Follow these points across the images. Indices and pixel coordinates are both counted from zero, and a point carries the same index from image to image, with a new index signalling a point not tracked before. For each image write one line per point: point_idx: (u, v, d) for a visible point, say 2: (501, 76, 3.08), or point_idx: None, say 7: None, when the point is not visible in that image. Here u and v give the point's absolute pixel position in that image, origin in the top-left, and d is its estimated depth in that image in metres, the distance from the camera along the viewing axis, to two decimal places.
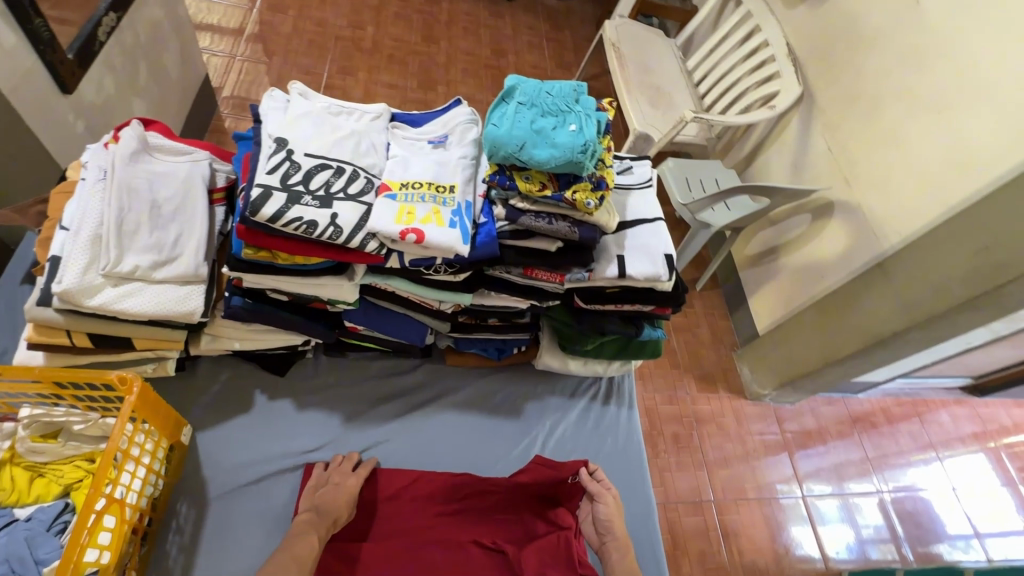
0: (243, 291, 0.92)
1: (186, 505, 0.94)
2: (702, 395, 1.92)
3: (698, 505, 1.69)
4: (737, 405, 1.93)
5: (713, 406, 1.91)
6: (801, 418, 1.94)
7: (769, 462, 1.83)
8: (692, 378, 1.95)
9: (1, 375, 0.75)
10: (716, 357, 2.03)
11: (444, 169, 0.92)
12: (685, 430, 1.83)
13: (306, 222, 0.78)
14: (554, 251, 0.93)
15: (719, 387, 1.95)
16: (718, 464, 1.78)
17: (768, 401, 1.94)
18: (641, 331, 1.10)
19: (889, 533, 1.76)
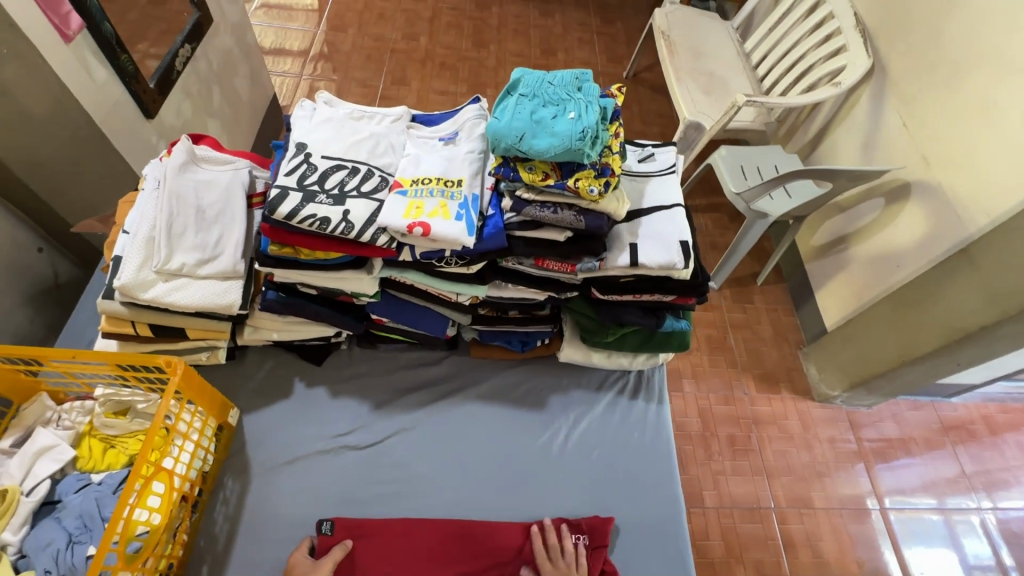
0: (277, 286, 1.01)
1: (231, 480, 1.04)
2: (761, 396, 1.80)
3: (755, 512, 1.59)
4: (801, 407, 1.79)
5: (774, 408, 1.79)
6: (881, 424, 1.77)
7: (841, 472, 1.68)
8: (751, 377, 1.84)
9: (76, 359, 0.89)
10: (778, 356, 1.90)
11: (452, 165, 0.95)
12: (743, 433, 1.72)
13: (319, 219, 0.85)
14: (563, 241, 0.93)
15: (781, 387, 1.82)
16: (778, 471, 1.66)
17: (839, 404, 1.79)
18: (662, 322, 1.07)
19: (994, 561, 1.58)
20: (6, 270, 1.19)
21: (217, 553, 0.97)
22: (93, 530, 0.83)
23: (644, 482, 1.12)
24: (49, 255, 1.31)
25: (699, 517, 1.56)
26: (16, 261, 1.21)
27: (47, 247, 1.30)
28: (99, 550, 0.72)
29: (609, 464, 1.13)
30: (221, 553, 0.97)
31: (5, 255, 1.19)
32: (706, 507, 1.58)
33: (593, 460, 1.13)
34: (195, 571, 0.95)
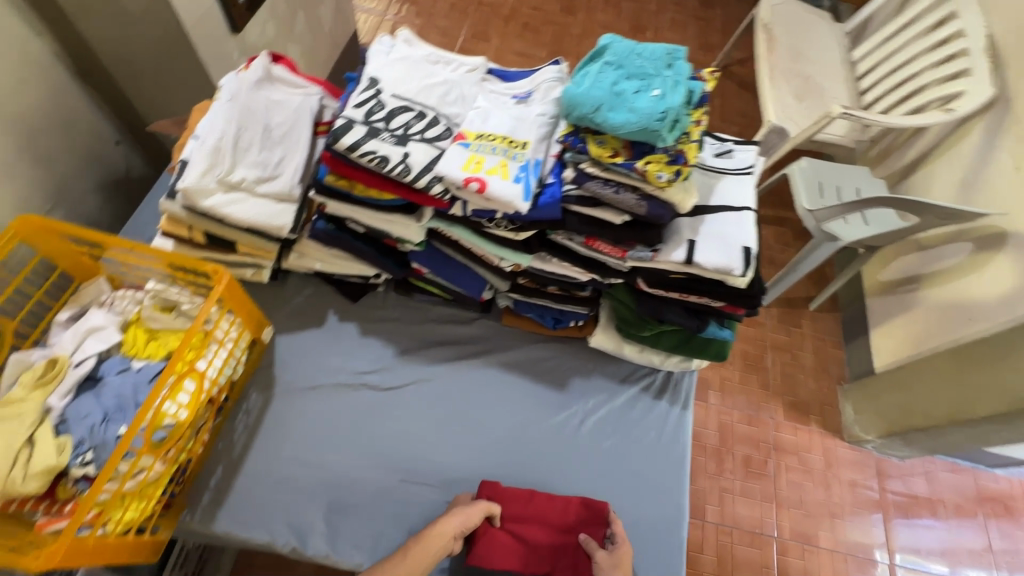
0: (328, 217, 1.02)
1: (255, 394, 1.08)
2: (788, 424, 1.73)
3: (756, 537, 1.55)
4: (829, 444, 1.71)
5: (799, 438, 1.72)
6: (909, 479, 1.67)
7: (855, 518, 1.60)
8: (780, 404, 1.76)
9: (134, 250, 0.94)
10: (815, 388, 1.81)
11: (521, 125, 0.91)
12: (759, 455, 1.66)
13: (379, 156, 0.83)
14: (619, 224, 0.90)
15: (811, 418, 1.74)
16: (789, 502, 1.60)
17: (869, 450, 1.70)
18: (705, 327, 1.01)
19: None
20: (86, 157, 1.25)
21: (233, 458, 1.02)
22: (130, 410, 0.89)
23: (650, 483, 1.09)
24: (125, 149, 1.36)
25: (697, 529, 1.54)
26: (94, 149, 1.27)
27: (123, 141, 1.35)
28: (128, 432, 0.77)
29: (618, 457, 1.11)
30: (236, 458, 1.02)
31: (86, 141, 1.24)
32: (706, 520, 1.55)
33: (603, 450, 1.11)
34: (211, 470, 1.00)
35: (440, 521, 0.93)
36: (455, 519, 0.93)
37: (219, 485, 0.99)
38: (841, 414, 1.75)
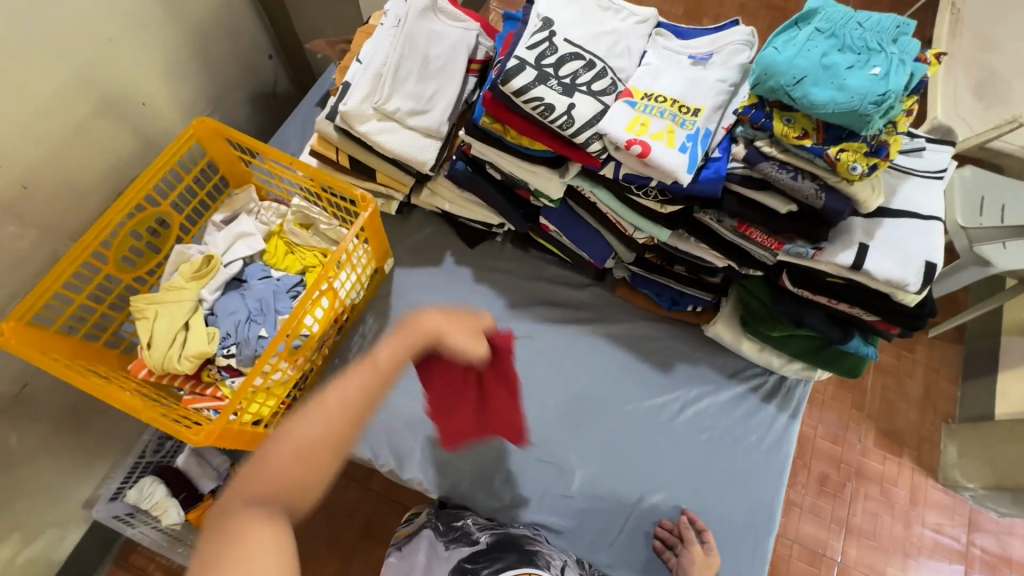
0: (468, 159, 1.01)
1: (371, 320, 1.13)
2: (877, 451, 1.58)
3: (818, 557, 1.48)
4: (919, 481, 1.55)
5: (886, 468, 1.58)
6: (1006, 537, 1.50)
7: (932, 564, 1.48)
8: (873, 429, 1.60)
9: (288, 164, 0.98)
10: (915, 420, 1.61)
11: (695, 89, 0.83)
12: (839, 477, 1.55)
13: (545, 105, 0.79)
14: (783, 214, 0.82)
15: (904, 450, 1.58)
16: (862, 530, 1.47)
17: (965, 498, 1.53)
18: (848, 339, 0.93)
19: None
20: (244, 68, 1.30)
21: (346, 374, 1.08)
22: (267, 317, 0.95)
23: (743, 485, 1.05)
24: (275, 65, 1.40)
25: None
26: (251, 60, 1.32)
27: (276, 57, 1.39)
28: (275, 338, 0.87)
29: (713, 452, 1.07)
30: None
31: (245, 52, 1.29)
32: None
33: (698, 442, 1.07)
34: (326, 382, 1.07)
35: (418, 312, 0.67)
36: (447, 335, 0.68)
37: None
38: (942, 453, 1.56)
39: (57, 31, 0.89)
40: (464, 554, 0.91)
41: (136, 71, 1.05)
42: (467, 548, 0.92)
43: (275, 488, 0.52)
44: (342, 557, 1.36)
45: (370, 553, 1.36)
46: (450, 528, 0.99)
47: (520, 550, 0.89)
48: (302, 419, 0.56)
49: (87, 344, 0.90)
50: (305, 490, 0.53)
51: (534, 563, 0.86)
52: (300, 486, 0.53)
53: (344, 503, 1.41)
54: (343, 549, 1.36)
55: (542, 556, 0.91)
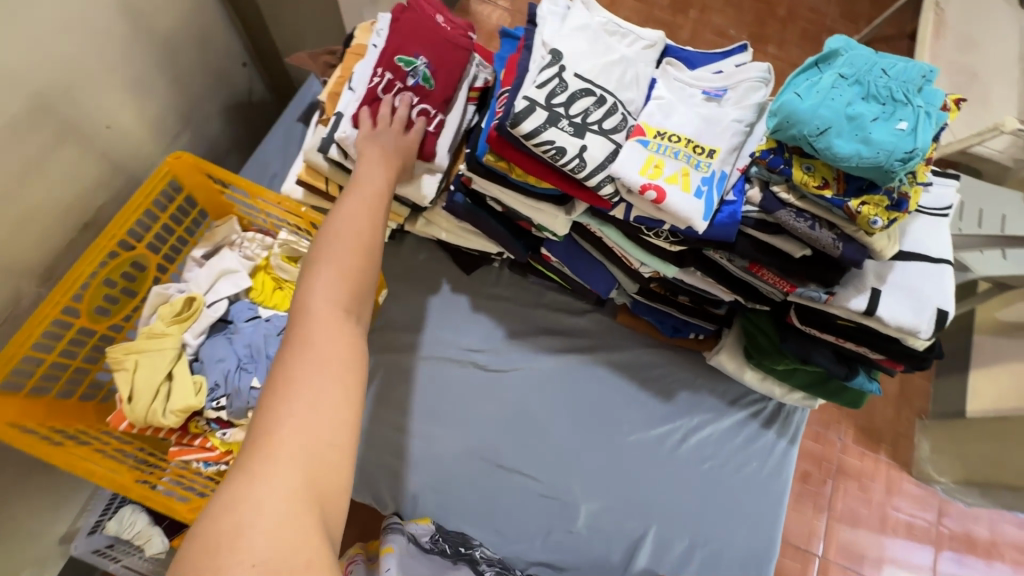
0: (466, 191, 0.95)
1: (366, 354, 1.09)
2: (855, 448, 1.55)
3: (801, 553, 1.46)
4: (894, 476, 1.54)
5: (863, 464, 1.55)
6: (971, 521, 1.53)
7: (903, 552, 1.48)
8: (851, 425, 1.57)
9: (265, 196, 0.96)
10: (890, 416, 1.59)
11: (710, 129, 0.80)
12: (819, 474, 1.53)
13: (556, 148, 0.75)
14: (796, 258, 0.80)
15: (881, 446, 1.55)
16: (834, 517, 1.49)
17: (935, 489, 1.52)
18: (852, 376, 0.93)
19: None
20: (216, 78, 1.20)
21: None
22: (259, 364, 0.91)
23: (747, 513, 1.06)
24: (250, 73, 1.30)
25: None
26: (224, 69, 1.22)
27: (249, 64, 1.29)
28: None
29: (716, 480, 1.07)
30: None
31: (217, 61, 1.19)
32: None
33: (703, 471, 1.08)
34: None
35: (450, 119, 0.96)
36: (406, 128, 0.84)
37: None
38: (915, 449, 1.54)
39: (12, 55, 0.79)
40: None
41: (100, 90, 0.96)
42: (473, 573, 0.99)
43: (330, 283, 0.62)
44: None
45: None
46: (459, 552, 1.01)
47: None
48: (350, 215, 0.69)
49: (60, 403, 0.83)
50: (356, 287, 0.64)
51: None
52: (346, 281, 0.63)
53: None
54: None
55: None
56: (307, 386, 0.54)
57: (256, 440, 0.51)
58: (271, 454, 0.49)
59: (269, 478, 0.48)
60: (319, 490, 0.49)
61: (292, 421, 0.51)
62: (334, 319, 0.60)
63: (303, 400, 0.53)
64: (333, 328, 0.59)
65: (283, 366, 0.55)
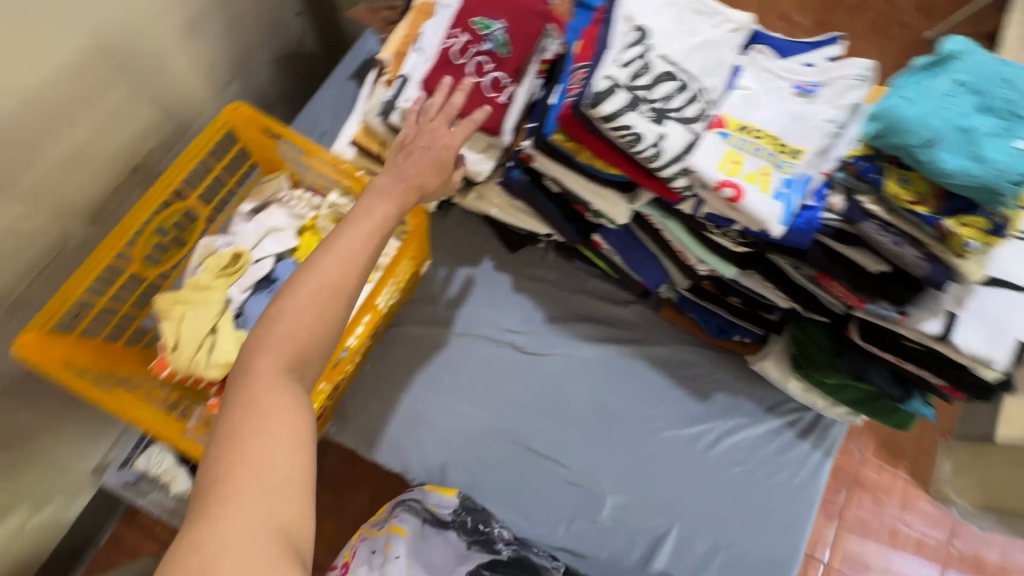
0: (524, 167, 0.92)
1: (405, 324, 1.08)
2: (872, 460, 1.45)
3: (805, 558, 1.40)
4: (911, 493, 1.42)
5: (880, 477, 1.45)
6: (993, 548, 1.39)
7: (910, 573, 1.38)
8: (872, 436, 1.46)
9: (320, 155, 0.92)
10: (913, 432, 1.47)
11: (798, 127, 0.75)
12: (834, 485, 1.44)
13: (633, 135, 0.71)
14: (872, 273, 0.76)
15: (900, 462, 1.44)
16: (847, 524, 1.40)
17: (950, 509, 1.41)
18: (907, 399, 0.90)
19: None
20: (269, 25, 1.16)
21: (378, 381, 1.05)
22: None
23: (771, 523, 1.05)
24: (304, 21, 1.25)
25: None
26: (279, 16, 1.17)
27: (305, 13, 1.24)
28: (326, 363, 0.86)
29: (744, 486, 1.06)
30: (380, 382, 1.05)
31: (273, 7, 1.14)
32: None
33: (732, 474, 1.06)
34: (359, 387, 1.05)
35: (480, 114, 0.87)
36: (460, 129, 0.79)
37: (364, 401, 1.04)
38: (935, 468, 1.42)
39: None
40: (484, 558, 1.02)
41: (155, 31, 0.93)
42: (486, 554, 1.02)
43: (276, 340, 0.63)
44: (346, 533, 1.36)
45: None
46: (477, 529, 1.02)
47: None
48: (322, 261, 0.67)
49: (103, 344, 0.84)
50: (304, 341, 0.64)
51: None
52: (307, 338, 0.64)
53: None
54: None
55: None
56: (258, 447, 0.56)
57: (202, 502, 0.53)
58: (226, 502, 0.52)
59: (228, 525, 0.51)
60: (274, 546, 0.51)
61: (243, 484, 0.53)
62: (276, 376, 0.61)
63: (251, 455, 0.55)
64: (278, 387, 0.60)
65: (235, 425, 0.57)
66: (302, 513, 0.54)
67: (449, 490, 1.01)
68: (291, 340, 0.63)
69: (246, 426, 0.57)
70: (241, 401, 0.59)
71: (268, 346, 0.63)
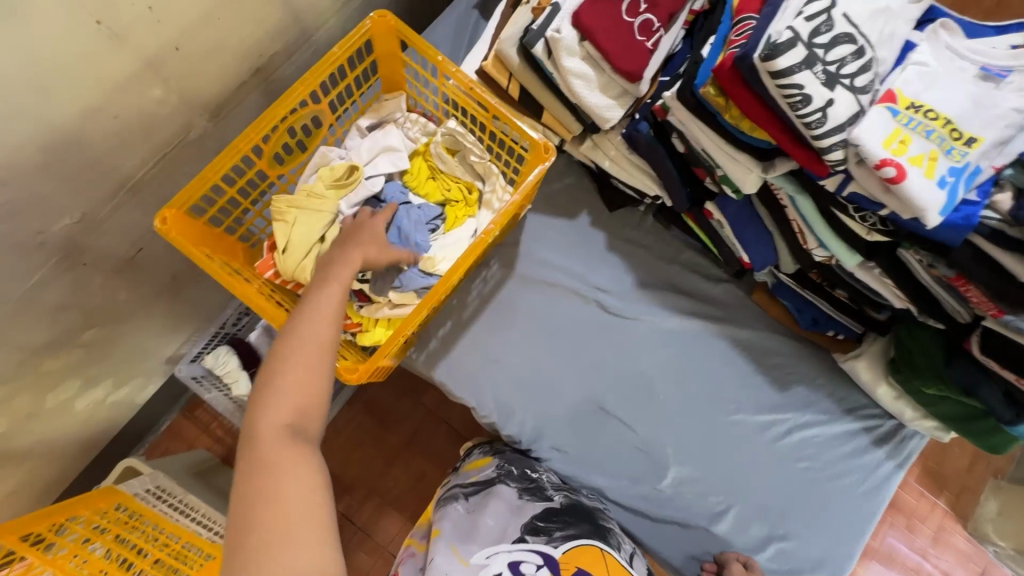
0: (653, 122, 0.89)
1: (495, 266, 1.08)
2: (913, 484, 1.40)
3: None
4: (950, 526, 1.37)
5: (918, 504, 1.40)
6: None
7: None
8: (921, 463, 1.41)
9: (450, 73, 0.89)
10: (967, 468, 1.40)
11: (978, 113, 0.69)
12: None
13: (802, 96, 0.67)
14: (1022, 282, 0.71)
15: (943, 492, 1.39)
16: (874, 553, 1.37)
17: (986, 549, 1.36)
18: (1019, 424, 0.84)
19: None
20: None
21: (462, 317, 1.05)
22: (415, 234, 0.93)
23: (828, 523, 1.03)
24: None
25: None
26: None
27: None
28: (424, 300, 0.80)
29: (809, 482, 1.04)
30: (464, 318, 1.05)
31: None
32: None
33: (796, 469, 1.04)
34: (441, 322, 1.05)
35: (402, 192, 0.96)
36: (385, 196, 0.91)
37: (445, 336, 1.04)
38: (980, 505, 1.36)
39: None
40: (536, 509, 0.93)
41: None
42: (541, 504, 0.94)
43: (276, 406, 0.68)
44: (387, 459, 1.41)
45: (415, 465, 1.41)
46: (525, 477, 0.99)
47: (594, 521, 0.92)
48: (302, 327, 0.73)
49: (213, 230, 0.84)
50: (303, 404, 0.69)
51: (605, 540, 0.90)
52: (301, 394, 0.69)
53: (403, 411, 1.44)
54: (390, 452, 1.41)
55: (615, 535, 0.94)
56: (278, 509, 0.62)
57: (243, 568, 0.59)
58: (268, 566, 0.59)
59: None
60: None
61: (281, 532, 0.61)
62: (282, 438, 0.67)
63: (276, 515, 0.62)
64: (283, 448, 0.66)
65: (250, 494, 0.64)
66: (325, 558, 0.61)
67: (484, 461, 1.03)
68: (288, 399, 0.69)
69: (264, 489, 0.63)
70: (253, 466, 0.65)
71: (265, 407, 0.68)
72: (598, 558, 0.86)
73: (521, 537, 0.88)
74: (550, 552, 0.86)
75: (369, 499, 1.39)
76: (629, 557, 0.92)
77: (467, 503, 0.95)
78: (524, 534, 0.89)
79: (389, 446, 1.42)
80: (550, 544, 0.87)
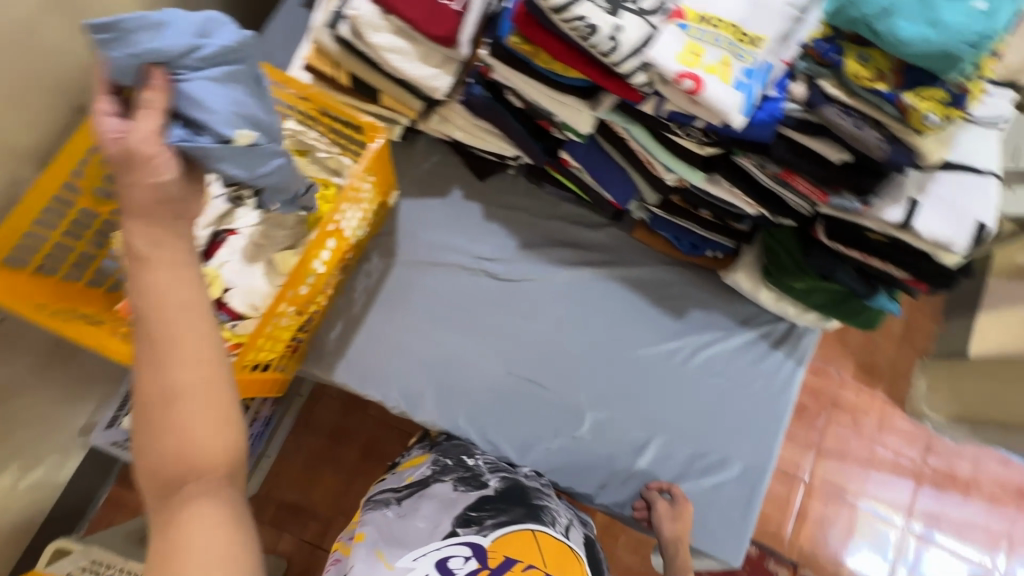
0: (485, 83, 0.91)
1: (377, 258, 1.08)
2: (854, 383, 1.45)
3: (785, 475, 1.41)
4: (888, 412, 1.44)
5: (859, 399, 1.45)
6: (958, 458, 1.43)
7: (880, 484, 1.41)
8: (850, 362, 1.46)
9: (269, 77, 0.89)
10: (892, 355, 1.47)
11: (758, 13, 0.73)
12: (811, 408, 1.45)
13: (588, 26, 0.69)
14: (835, 163, 0.76)
15: (879, 384, 1.44)
16: (819, 452, 1.42)
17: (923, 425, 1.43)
18: (872, 295, 0.92)
19: None
20: None
21: (352, 315, 1.05)
22: (208, 114, 0.61)
23: (745, 429, 1.07)
24: None
25: None
26: None
27: None
28: (279, 295, 0.81)
29: (721, 396, 1.08)
30: (356, 315, 1.05)
31: None
32: None
33: (708, 386, 1.08)
34: (332, 323, 1.04)
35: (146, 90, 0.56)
36: (142, 120, 0.55)
37: (339, 336, 1.04)
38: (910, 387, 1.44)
39: None
40: (469, 499, 0.87)
41: None
42: (473, 492, 0.88)
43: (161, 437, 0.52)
44: (346, 477, 1.39)
45: (368, 477, 1.39)
46: (461, 464, 0.96)
47: (528, 503, 0.88)
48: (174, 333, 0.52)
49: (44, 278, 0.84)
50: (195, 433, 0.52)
51: (539, 520, 0.86)
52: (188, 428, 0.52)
53: (341, 425, 1.41)
54: (343, 469, 1.39)
55: (549, 511, 0.89)
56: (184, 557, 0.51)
57: None
58: None
59: None
60: None
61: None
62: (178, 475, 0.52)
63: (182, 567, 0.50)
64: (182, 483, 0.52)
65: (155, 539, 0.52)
66: None
67: (420, 459, 0.98)
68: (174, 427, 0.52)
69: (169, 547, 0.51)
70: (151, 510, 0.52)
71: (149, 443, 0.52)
72: (532, 542, 0.81)
73: (452, 530, 0.83)
74: (480, 541, 0.80)
75: (335, 522, 1.37)
76: (565, 530, 0.88)
77: (399, 508, 0.89)
78: (455, 527, 0.83)
79: (340, 463, 1.40)
80: (480, 533, 0.81)
